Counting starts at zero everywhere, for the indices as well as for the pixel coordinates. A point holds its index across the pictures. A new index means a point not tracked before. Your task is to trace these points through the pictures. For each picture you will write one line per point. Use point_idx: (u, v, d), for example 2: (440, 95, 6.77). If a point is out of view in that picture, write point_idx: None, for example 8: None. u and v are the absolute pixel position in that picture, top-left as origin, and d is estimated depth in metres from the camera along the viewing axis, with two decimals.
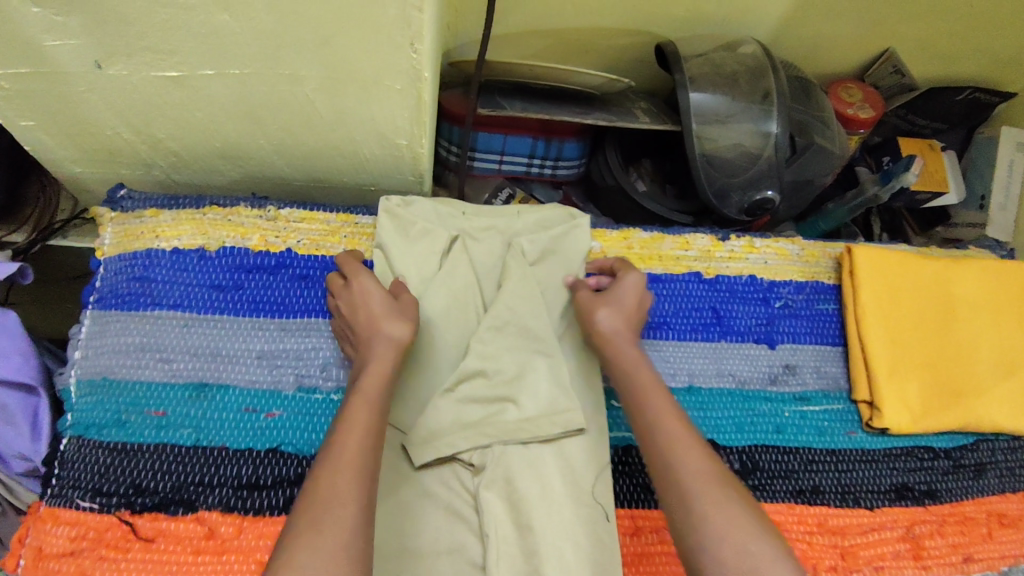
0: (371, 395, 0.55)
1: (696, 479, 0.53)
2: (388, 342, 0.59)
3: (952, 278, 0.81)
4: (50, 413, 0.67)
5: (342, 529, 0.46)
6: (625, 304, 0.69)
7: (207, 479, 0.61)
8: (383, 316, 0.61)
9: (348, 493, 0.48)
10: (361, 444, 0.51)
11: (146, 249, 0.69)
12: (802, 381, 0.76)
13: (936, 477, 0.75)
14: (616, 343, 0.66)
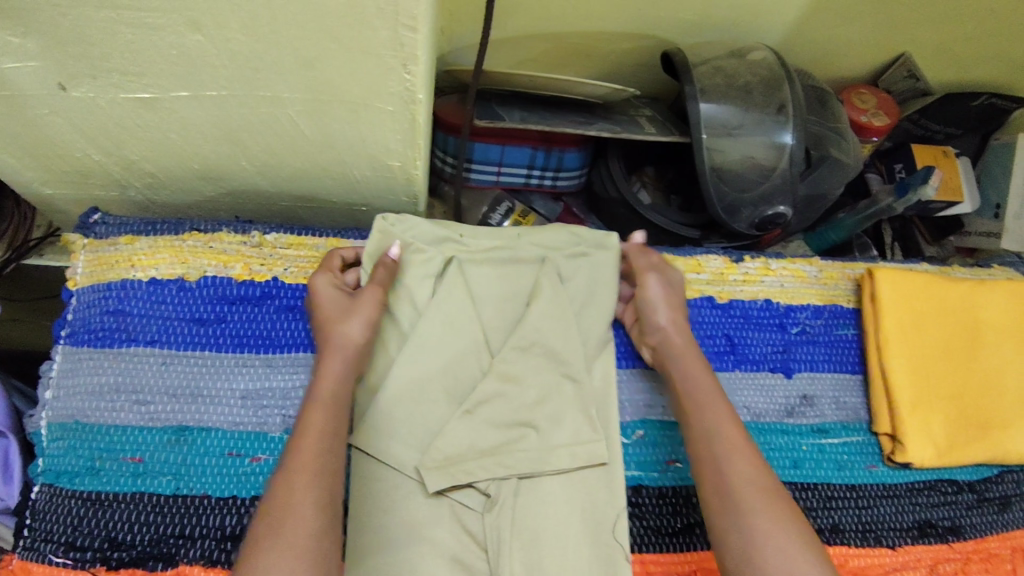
0: (328, 401, 0.56)
1: (748, 492, 0.56)
2: (337, 347, 0.59)
3: (977, 302, 0.77)
4: (21, 454, 0.62)
5: (302, 537, 0.48)
6: (673, 304, 0.70)
7: (188, 531, 0.57)
8: (335, 318, 0.61)
9: (306, 500, 0.50)
10: (316, 450, 0.53)
11: (121, 280, 0.64)
12: (820, 413, 0.72)
13: (960, 512, 0.72)
14: (671, 344, 0.67)
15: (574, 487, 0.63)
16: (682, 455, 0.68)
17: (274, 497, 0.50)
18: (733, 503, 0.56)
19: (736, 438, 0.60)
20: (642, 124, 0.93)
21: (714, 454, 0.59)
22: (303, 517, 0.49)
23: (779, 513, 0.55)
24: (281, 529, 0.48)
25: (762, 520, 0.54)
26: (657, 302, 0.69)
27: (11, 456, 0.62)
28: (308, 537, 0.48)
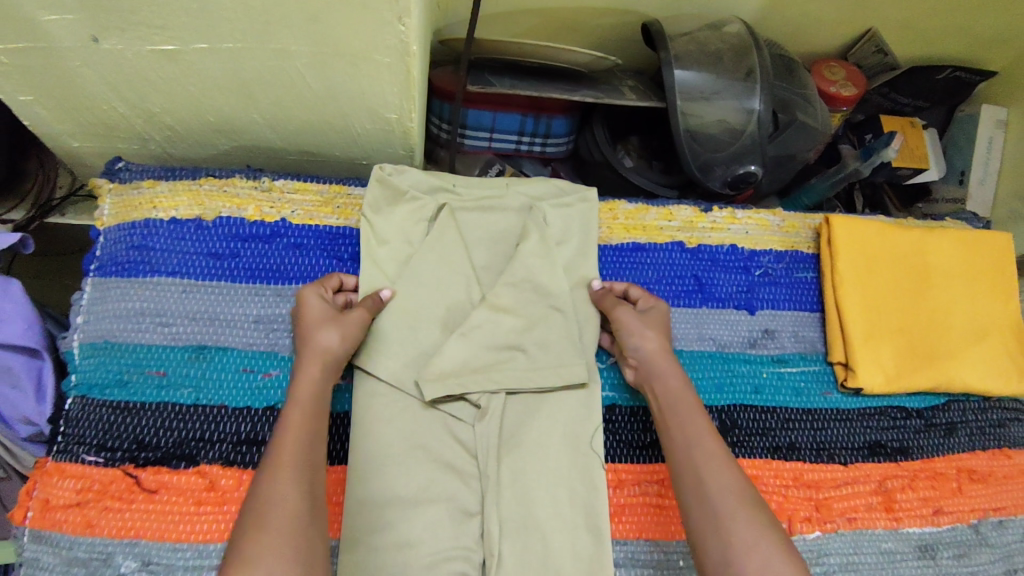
0: (305, 401, 0.60)
1: (731, 497, 0.57)
2: (315, 353, 0.63)
3: (927, 247, 0.83)
4: (54, 376, 0.69)
5: (285, 518, 0.50)
6: (659, 329, 0.71)
7: (207, 435, 0.64)
8: (315, 327, 0.64)
9: (288, 487, 0.52)
10: (297, 442, 0.56)
11: (145, 219, 0.71)
12: (780, 345, 0.79)
13: (908, 435, 0.78)
14: (660, 364, 0.68)
15: (553, 405, 0.70)
16: None
17: (255, 490, 0.52)
18: (717, 508, 0.57)
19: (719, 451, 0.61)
20: (624, 92, 0.99)
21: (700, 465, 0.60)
22: (282, 501, 0.51)
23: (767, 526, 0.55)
24: (266, 512, 0.50)
25: (744, 523, 0.55)
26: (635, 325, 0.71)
27: (44, 379, 0.69)
28: (292, 521, 0.50)
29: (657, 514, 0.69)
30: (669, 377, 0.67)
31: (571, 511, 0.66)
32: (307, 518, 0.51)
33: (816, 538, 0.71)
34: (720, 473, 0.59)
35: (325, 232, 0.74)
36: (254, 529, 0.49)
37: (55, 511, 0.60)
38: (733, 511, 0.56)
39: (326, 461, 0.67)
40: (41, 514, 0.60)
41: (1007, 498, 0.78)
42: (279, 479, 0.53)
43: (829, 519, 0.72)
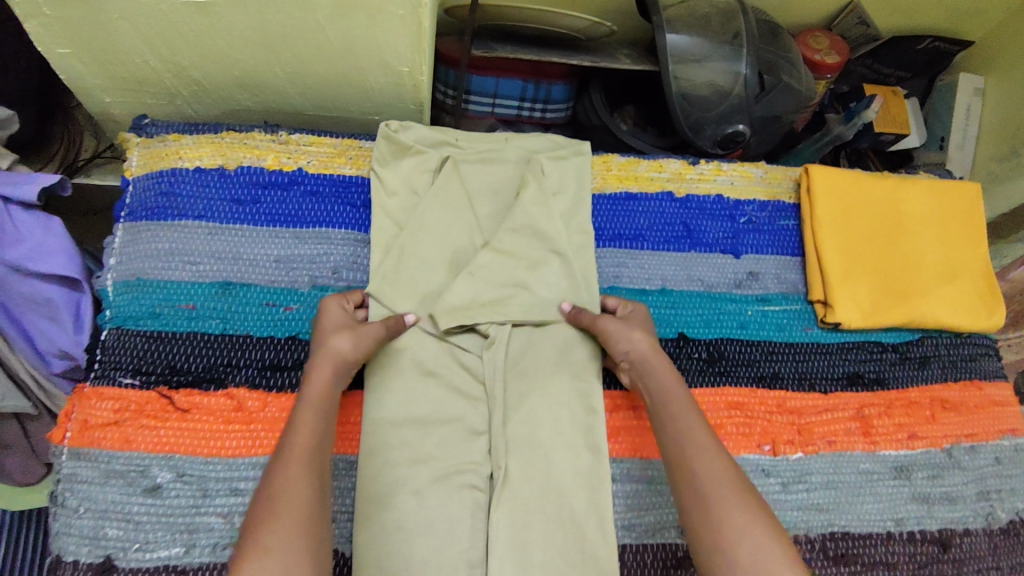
0: (317, 402, 0.61)
1: (719, 489, 0.59)
2: (330, 359, 0.64)
3: (901, 195, 0.89)
4: (90, 309, 0.79)
5: (298, 516, 0.53)
6: (649, 331, 0.73)
7: (234, 361, 0.69)
8: (329, 331, 0.66)
9: (300, 488, 0.54)
10: (309, 444, 0.58)
11: (171, 168, 0.76)
12: (764, 285, 0.85)
13: (885, 367, 0.84)
14: (646, 362, 0.70)
15: (553, 336, 0.76)
16: None
17: (270, 481, 0.55)
18: (711, 501, 0.58)
19: (709, 444, 0.62)
20: (617, 57, 1.04)
21: (691, 458, 0.61)
22: (291, 502, 0.53)
23: (757, 511, 0.57)
24: (279, 508, 0.53)
25: (734, 512, 0.57)
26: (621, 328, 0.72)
27: (82, 309, 0.78)
28: (301, 519, 0.53)
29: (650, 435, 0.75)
30: (655, 373, 0.69)
31: (570, 432, 0.71)
32: (318, 518, 0.54)
33: (799, 459, 0.77)
34: (710, 464, 0.60)
35: (339, 181, 0.79)
36: (268, 527, 0.51)
37: (94, 430, 0.65)
38: (724, 502, 0.58)
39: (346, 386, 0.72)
40: (81, 433, 0.65)
41: (979, 426, 0.83)
42: (293, 478, 0.55)
43: (811, 442, 0.78)
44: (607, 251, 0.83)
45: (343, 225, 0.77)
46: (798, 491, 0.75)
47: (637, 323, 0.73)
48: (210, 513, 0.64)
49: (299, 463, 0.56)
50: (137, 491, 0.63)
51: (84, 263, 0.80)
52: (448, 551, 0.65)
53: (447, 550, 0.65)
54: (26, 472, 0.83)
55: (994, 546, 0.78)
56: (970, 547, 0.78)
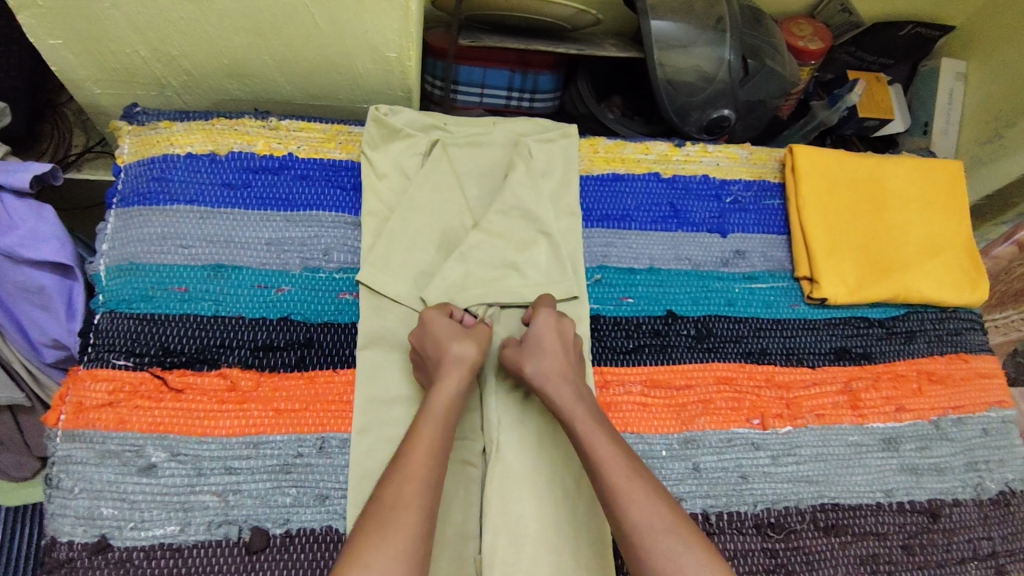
0: (439, 416, 0.64)
1: (648, 530, 0.58)
2: (459, 366, 0.66)
3: (884, 173, 0.90)
4: (83, 296, 0.79)
5: (404, 536, 0.55)
6: (551, 348, 0.69)
7: (227, 341, 0.70)
8: (450, 338, 0.67)
9: (411, 506, 0.57)
10: (425, 460, 0.60)
11: (163, 154, 0.77)
12: (750, 263, 0.86)
13: (871, 341, 0.85)
14: (553, 392, 0.67)
15: None
16: (634, 293, 0.81)
17: (383, 496, 0.58)
18: (639, 544, 0.58)
19: (629, 482, 0.60)
20: (604, 46, 1.06)
21: (612, 496, 0.60)
22: (404, 518, 0.56)
23: (686, 545, 0.57)
24: (388, 523, 0.55)
25: (660, 552, 0.57)
26: (519, 356, 0.70)
27: (75, 296, 0.79)
28: (411, 537, 0.55)
29: (640, 410, 0.75)
30: (563, 406, 0.66)
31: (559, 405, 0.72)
32: (425, 539, 0.56)
33: (788, 432, 0.78)
34: (636, 500, 0.59)
35: (329, 165, 0.80)
36: (376, 543, 0.54)
37: (88, 411, 0.65)
38: (653, 545, 0.57)
39: (337, 364, 0.71)
40: (75, 415, 0.65)
41: (966, 398, 0.84)
42: (408, 494, 0.57)
43: (799, 415, 0.79)
44: (596, 231, 0.84)
45: (333, 208, 0.78)
46: (789, 463, 0.76)
47: (536, 347, 0.69)
48: (205, 491, 0.64)
49: (414, 480, 0.58)
50: (131, 470, 0.64)
51: (77, 250, 0.80)
52: (443, 525, 0.67)
53: (442, 525, 0.67)
54: (22, 468, 0.84)
55: (984, 515, 0.79)
56: (960, 517, 0.78)
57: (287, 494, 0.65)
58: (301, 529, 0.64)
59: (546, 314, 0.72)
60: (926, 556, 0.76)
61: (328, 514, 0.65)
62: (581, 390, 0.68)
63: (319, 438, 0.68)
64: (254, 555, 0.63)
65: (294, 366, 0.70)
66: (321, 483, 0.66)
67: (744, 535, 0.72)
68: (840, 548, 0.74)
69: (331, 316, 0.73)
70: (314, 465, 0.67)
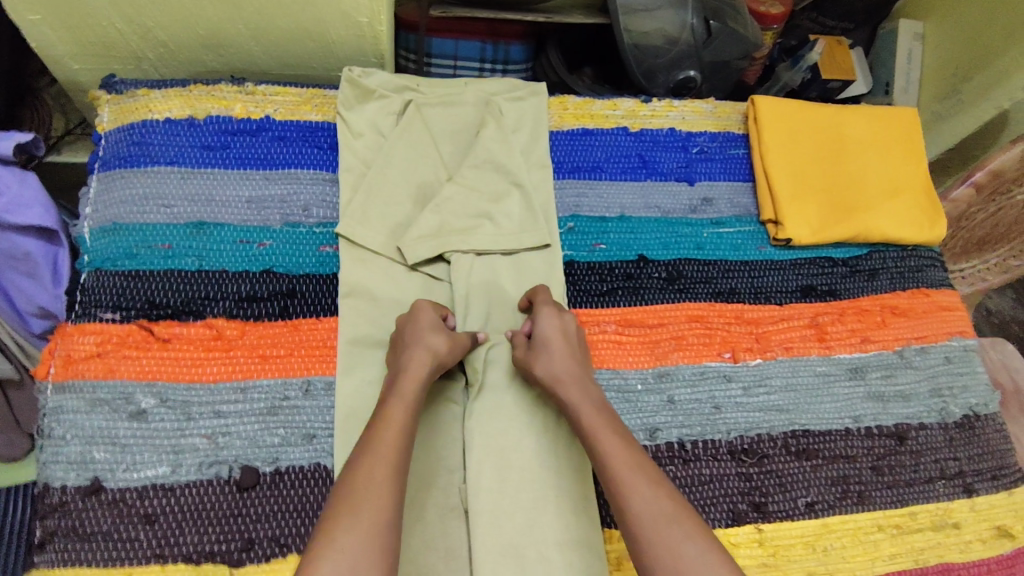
0: (408, 398, 0.64)
1: (650, 519, 0.58)
2: (427, 349, 0.67)
3: (843, 120, 0.94)
4: (69, 260, 0.82)
5: (377, 505, 0.56)
6: (558, 348, 0.70)
7: (211, 294, 0.72)
8: (427, 329, 0.69)
9: (383, 486, 0.57)
10: (396, 441, 0.61)
11: (142, 120, 0.79)
12: (718, 210, 0.89)
13: (836, 279, 0.88)
14: (562, 389, 0.69)
15: (522, 265, 0.80)
16: (606, 240, 0.84)
17: (355, 471, 0.58)
18: (643, 533, 0.58)
19: (634, 474, 0.61)
20: (571, 13, 1.09)
21: (617, 487, 0.61)
22: (377, 498, 0.56)
23: (687, 530, 0.57)
24: (360, 503, 0.55)
25: (664, 540, 0.57)
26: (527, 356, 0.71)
27: (60, 263, 0.81)
28: (381, 518, 0.55)
29: (614, 348, 0.78)
30: (572, 402, 0.68)
31: None
32: (394, 515, 0.56)
33: (758, 364, 0.81)
34: (640, 492, 0.60)
35: (305, 126, 0.82)
36: (348, 519, 0.54)
37: (77, 362, 0.67)
38: (654, 534, 0.57)
39: (319, 312, 0.73)
40: (64, 367, 0.67)
41: (928, 329, 0.87)
42: (380, 474, 0.58)
43: (768, 348, 0.82)
44: (568, 182, 0.86)
45: (311, 166, 0.80)
46: (759, 393, 0.79)
47: (542, 348, 0.70)
48: (194, 434, 0.66)
49: (387, 450, 0.59)
50: (122, 416, 0.65)
51: (61, 217, 0.82)
52: (429, 461, 0.69)
53: (428, 460, 0.69)
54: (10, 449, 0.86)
55: (950, 437, 0.82)
56: (927, 439, 0.81)
57: (275, 434, 0.67)
58: (290, 466, 0.66)
59: (548, 313, 0.72)
60: (894, 475, 0.78)
61: (316, 451, 0.67)
62: (590, 388, 0.69)
63: (305, 381, 0.70)
64: (244, 492, 0.65)
65: (277, 316, 0.72)
66: (308, 423, 0.68)
67: (718, 461, 0.75)
68: (812, 470, 0.77)
69: (312, 268, 0.75)
70: (301, 406, 0.69)
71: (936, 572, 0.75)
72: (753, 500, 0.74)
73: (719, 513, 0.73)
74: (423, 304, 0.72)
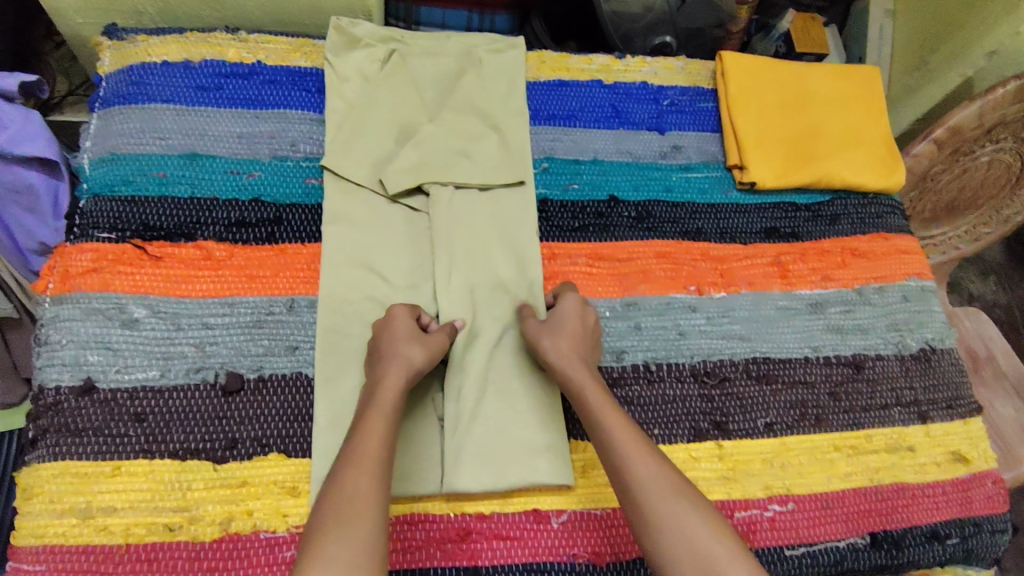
0: (387, 408, 0.63)
1: (653, 490, 0.60)
2: (403, 359, 0.67)
3: (807, 77, 0.99)
4: (70, 194, 0.86)
5: (365, 519, 0.54)
6: (570, 330, 0.72)
7: (202, 218, 0.76)
8: (401, 340, 0.68)
9: (369, 496, 0.56)
10: (379, 449, 0.59)
11: (141, 63, 0.84)
12: (686, 157, 0.94)
13: (799, 223, 0.93)
14: (565, 366, 0.70)
15: (498, 200, 0.84)
16: (579, 181, 0.89)
17: (339, 484, 0.56)
18: (645, 505, 0.59)
19: (638, 449, 0.62)
20: None
21: (620, 460, 0.62)
22: (361, 508, 0.55)
23: (686, 502, 0.59)
24: (348, 515, 0.54)
25: (668, 511, 0.58)
26: (538, 332, 0.73)
27: (60, 197, 0.85)
28: (366, 530, 0.54)
29: (584, 277, 0.83)
30: (576, 379, 0.69)
31: (521, 287, 0.80)
32: (383, 525, 0.55)
33: (722, 297, 0.85)
34: (644, 464, 0.61)
35: (295, 71, 0.87)
36: (337, 530, 0.53)
37: (74, 277, 0.71)
38: (657, 504, 0.59)
39: (304, 238, 0.78)
40: (63, 281, 0.71)
41: (887, 269, 0.92)
42: (363, 485, 0.56)
43: (732, 283, 0.86)
44: (544, 128, 0.91)
45: (299, 107, 0.85)
46: (723, 323, 0.84)
47: (557, 327, 0.72)
48: (184, 342, 0.70)
49: (370, 461, 0.58)
50: (115, 324, 0.70)
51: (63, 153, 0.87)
52: None
53: None
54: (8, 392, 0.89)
55: (906, 368, 0.86)
56: (883, 369, 0.85)
57: (260, 344, 0.71)
58: (274, 374, 0.71)
59: (572, 298, 0.76)
60: (851, 401, 0.82)
61: (299, 362, 0.72)
62: (593, 369, 0.71)
63: (289, 299, 0.74)
64: (229, 396, 0.69)
65: (264, 239, 0.76)
66: (291, 336, 0.73)
67: (682, 383, 0.79)
68: (772, 394, 0.81)
69: (299, 198, 0.80)
70: (285, 321, 0.73)
71: (891, 491, 0.79)
72: (715, 419, 0.78)
73: (682, 429, 0.77)
74: (400, 309, 0.72)
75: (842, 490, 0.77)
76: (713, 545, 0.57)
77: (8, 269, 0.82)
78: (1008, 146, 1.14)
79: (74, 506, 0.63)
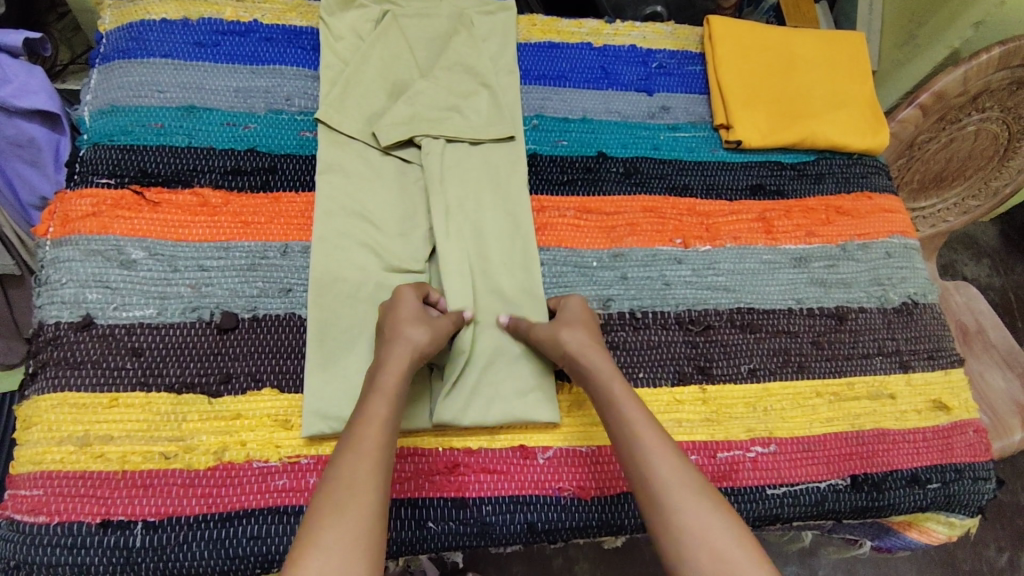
0: (390, 394, 0.63)
1: (675, 490, 0.58)
2: (405, 342, 0.66)
3: (793, 41, 1.01)
4: (70, 148, 0.89)
5: (362, 509, 0.55)
6: (586, 325, 0.72)
7: (199, 166, 0.78)
8: (406, 322, 0.68)
9: (367, 484, 0.56)
10: (379, 436, 0.59)
11: (141, 20, 0.86)
12: (674, 117, 0.96)
13: (785, 181, 0.94)
14: (586, 357, 0.69)
15: (489, 154, 0.86)
16: (568, 137, 0.91)
17: (341, 472, 0.57)
18: (666, 503, 0.58)
19: (661, 447, 0.61)
20: None
21: (641, 455, 0.61)
22: (361, 496, 0.55)
23: (708, 503, 0.58)
24: (347, 502, 0.55)
25: (690, 511, 0.57)
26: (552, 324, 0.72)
27: (61, 150, 0.88)
28: (365, 516, 0.54)
29: (572, 229, 0.85)
30: (596, 371, 0.68)
31: (509, 236, 0.81)
32: (380, 513, 0.56)
33: (707, 251, 0.87)
34: (666, 463, 0.60)
35: (290, 30, 0.89)
36: (331, 520, 0.53)
37: (74, 220, 0.73)
38: (677, 503, 0.57)
39: (298, 187, 0.80)
40: (63, 224, 0.73)
41: (871, 227, 0.93)
42: (362, 472, 0.57)
43: (717, 237, 0.88)
44: (534, 87, 0.93)
45: (294, 64, 0.87)
46: (708, 275, 0.85)
47: (573, 321, 0.72)
48: (180, 283, 0.72)
49: (370, 450, 0.58)
50: (113, 264, 0.72)
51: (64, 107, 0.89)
52: None
53: None
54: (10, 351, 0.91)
55: (888, 320, 0.88)
56: (866, 320, 0.87)
57: (254, 286, 0.74)
58: (267, 314, 0.73)
59: (578, 299, 0.76)
60: (834, 349, 0.84)
61: (291, 303, 0.74)
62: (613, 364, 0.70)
63: (283, 244, 0.76)
64: (223, 334, 0.71)
65: (258, 187, 0.78)
66: (285, 279, 0.75)
67: (667, 330, 0.81)
68: (755, 341, 0.82)
69: (293, 150, 0.82)
70: (278, 265, 0.75)
71: (872, 436, 0.80)
72: (698, 364, 0.80)
73: (665, 373, 0.78)
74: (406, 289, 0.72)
75: (824, 434, 0.79)
76: (734, 547, 0.55)
77: (10, 223, 0.83)
78: (995, 115, 1.15)
79: (72, 434, 0.65)
